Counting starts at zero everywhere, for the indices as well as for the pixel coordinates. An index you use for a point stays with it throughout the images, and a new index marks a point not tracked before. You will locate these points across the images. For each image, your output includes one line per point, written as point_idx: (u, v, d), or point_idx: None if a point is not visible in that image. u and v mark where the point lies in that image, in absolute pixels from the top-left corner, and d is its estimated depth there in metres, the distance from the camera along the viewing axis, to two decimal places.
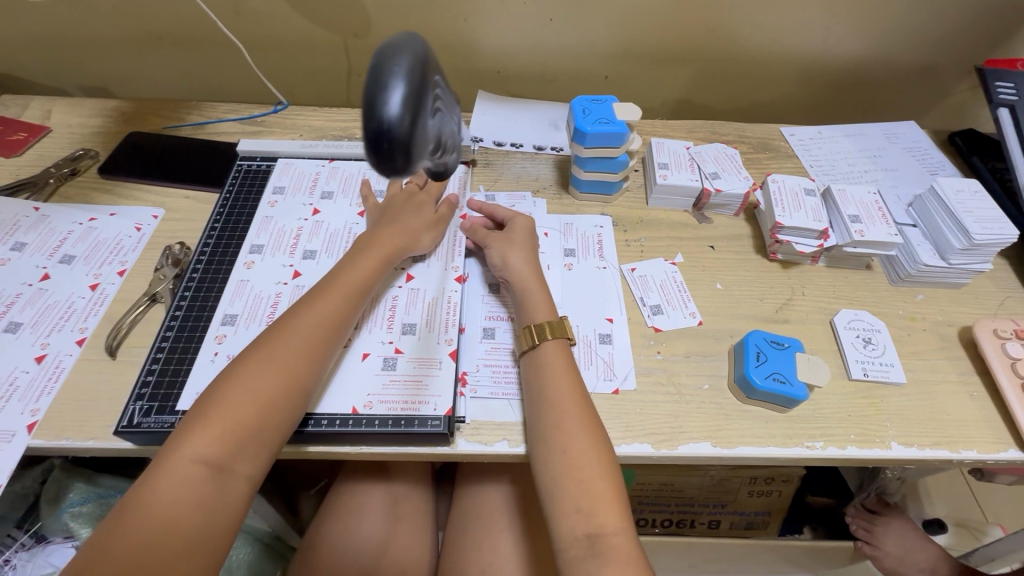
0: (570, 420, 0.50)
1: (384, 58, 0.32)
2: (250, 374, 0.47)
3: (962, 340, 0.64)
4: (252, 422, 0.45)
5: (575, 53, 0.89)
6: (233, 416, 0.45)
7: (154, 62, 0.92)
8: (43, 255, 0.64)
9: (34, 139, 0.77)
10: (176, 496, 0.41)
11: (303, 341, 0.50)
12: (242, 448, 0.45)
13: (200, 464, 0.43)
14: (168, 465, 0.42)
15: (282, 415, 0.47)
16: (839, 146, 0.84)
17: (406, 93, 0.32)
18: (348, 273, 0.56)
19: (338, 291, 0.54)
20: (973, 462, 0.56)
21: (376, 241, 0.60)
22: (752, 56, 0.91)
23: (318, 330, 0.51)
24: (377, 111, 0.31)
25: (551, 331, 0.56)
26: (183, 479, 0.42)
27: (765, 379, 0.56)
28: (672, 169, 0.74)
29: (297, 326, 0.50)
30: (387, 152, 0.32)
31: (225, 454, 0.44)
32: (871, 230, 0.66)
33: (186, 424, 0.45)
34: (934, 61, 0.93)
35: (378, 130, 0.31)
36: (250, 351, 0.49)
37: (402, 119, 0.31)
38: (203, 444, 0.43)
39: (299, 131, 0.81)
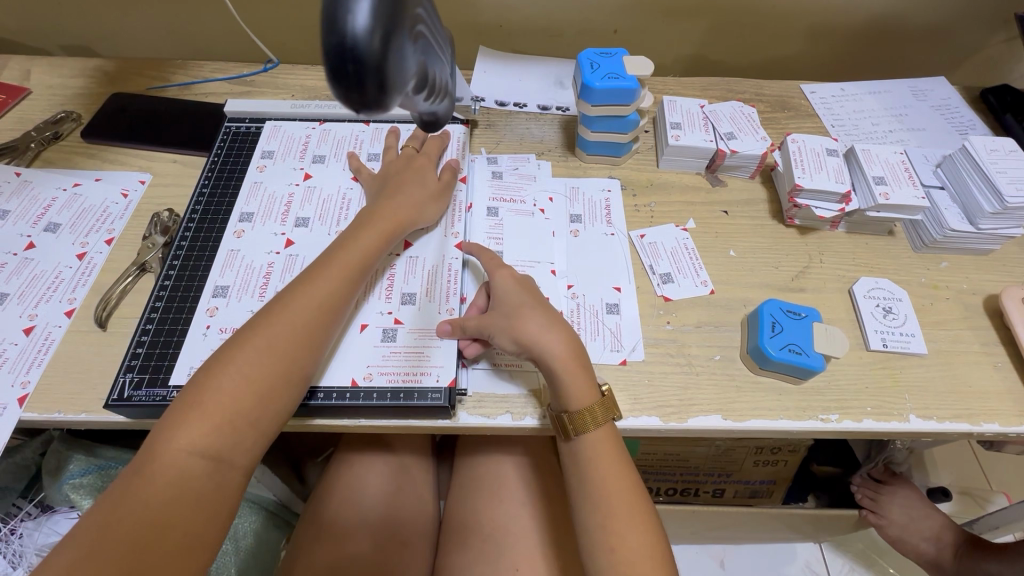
0: (620, 513, 0.47)
1: None
2: (247, 358, 0.44)
3: (988, 309, 0.61)
4: (252, 410, 0.44)
5: (582, 4, 0.84)
6: (232, 404, 0.43)
7: (135, 18, 0.87)
8: (27, 223, 0.61)
9: (13, 101, 0.73)
10: (175, 491, 0.40)
11: (305, 323, 0.47)
12: (242, 438, 0.43)
13: (199, 455, 0.41)
14: (161, 455, 0.40)
15: (282, 402, 0.45)
16: (862, 105, 0.79)
17: (376, 8, 0.29)
18: (347, 248, 0.53)
19: (340, 270, 0.51)
20: (993, 436, 0.54)
21: (378, 214, 0.56)
22: (772, 6, 0.85)
23: (319, 312, 0.48)
24: (343, 24, 0.29)
25: (592, 421, 0.49)
26: (181, 472, 0.40)
27: (780, 349, 0.53)
28: (685, 128, 0.69)
29: (295, 307, 0.48)
30: (352, 74, 0.29)
31: (224, 443, 0.42)
32: (896, 193, 0.62)
33: (178, 412, 0.42)
34: (968, 10, 0.87)
35: (342, 46, 0.29)
36: (245, 332, 0.46)
37: (370, 38, 0.29)
38: (200, 434, 0.41)
39: (290, 92, 0.77)
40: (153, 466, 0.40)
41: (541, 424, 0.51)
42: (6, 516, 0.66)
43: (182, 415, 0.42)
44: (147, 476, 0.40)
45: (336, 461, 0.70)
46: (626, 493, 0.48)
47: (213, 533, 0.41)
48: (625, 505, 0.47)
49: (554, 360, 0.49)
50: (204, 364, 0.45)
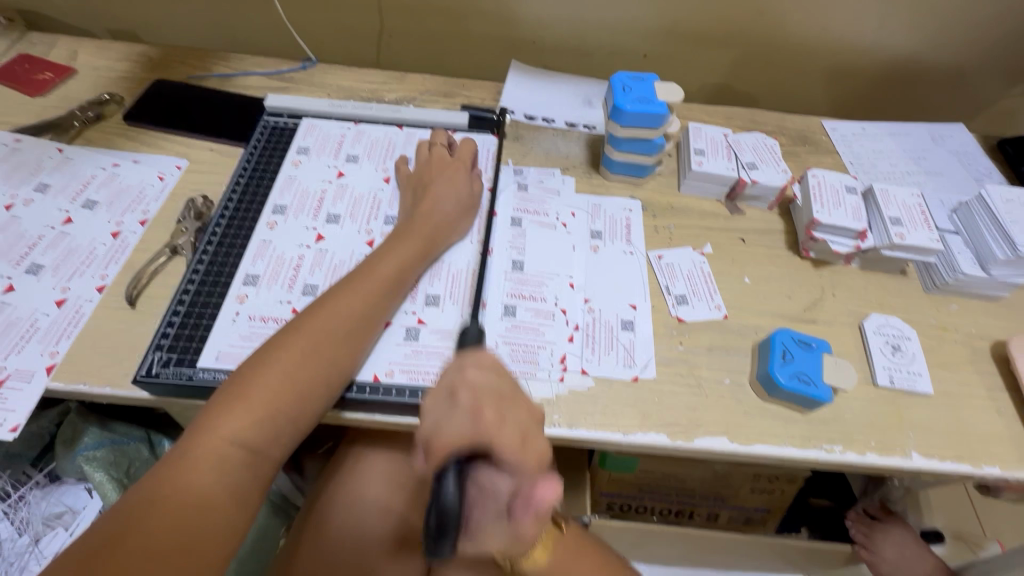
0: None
1: None
2: (289, 357, 0.47)
3: (994, 354, 0.62)
4: (291, 408, 0.46)
5: (615, 27, 0.86)
6: (273, 400, 0.45)
7: (181, 7, 0.89)
8: (66, 198, 0.63)
9: (59, 80, 0.75)
10: (218, 476, 0.41)
11: (343, 330, 0.50)
12: (279, 434, 0.45)
13: (242, 446, 0.43)
14: (204, 443, 0.42)
15: (320, 402, 0.48)
16: (882, 145, 0.81)
17: None
18: (389, 260, 0.55)
19: (378, 281, 0.54)
20: (993, 479, 0.55)
21: (414, 230, 0.59)
22: (799, 43, 0.88)
23: (357, 320, 0.51)
24: None
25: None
26: (224, 460, 0.42)
27: (790, 378, 0.55)
28: (708, 155, 0.71)
29: (337, 313, 0.50)
30: None
31: (264, 436, 0.44)
32: (912, 234, 0.63)
33: (224, 401, 0.44)
34: (988, 62, 0.89)
35: None
36: (290, 331, 0.49)
37: None
38: (244, 424, 0.44)
39: (326, 90, 0.79)
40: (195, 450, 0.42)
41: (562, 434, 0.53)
42: (15, 483, 0.68)
43: (224, 404, 0.44)
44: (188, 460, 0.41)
45: (343, 454, 0.71)
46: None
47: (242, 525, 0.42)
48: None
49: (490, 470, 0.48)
50: (247, 360, 0.48)
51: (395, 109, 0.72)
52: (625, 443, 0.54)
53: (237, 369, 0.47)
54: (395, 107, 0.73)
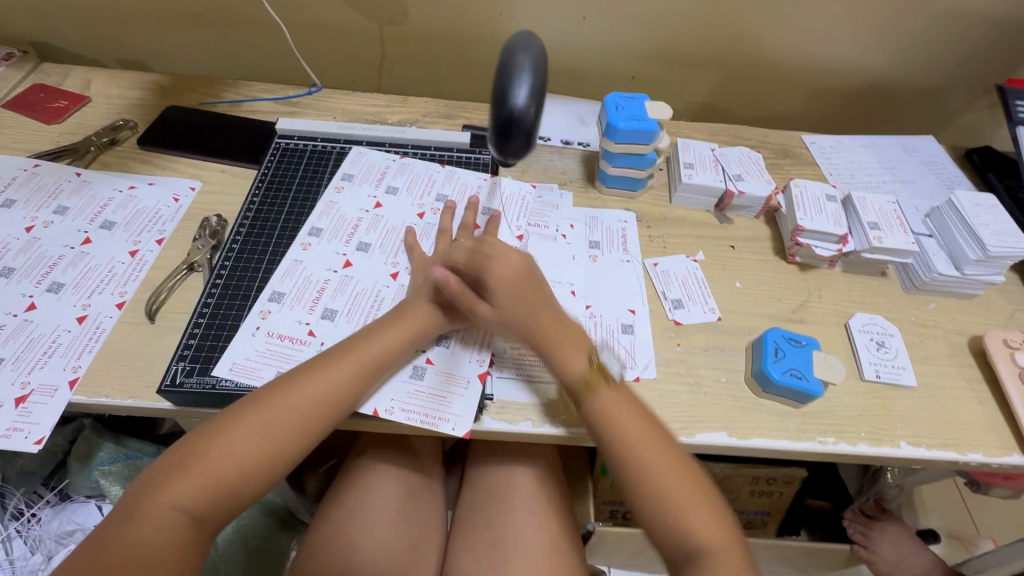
0: (653, 460, 0.51)
1: (511, 55, 0.46)
2: (244, 430, 0.48)
3: (972, 348, 0.66)
4: (235, 479, 0.47)
5: (604, 51, 0.91)
6: (219, 471, 0.47)
7: (190, 37, 0.93)
8: (84, 220, 0.66)
9: (74, 108, 0.78)
10: (152, 540, 0.43)
11: (305, 409, 0.50)
12: (221, 502, 0.47)
13: (181, 512, 0.45)
14: (151, 507, 0.45)
15: (267, 476, 0.49)
16: (858, 157, 0.86)
17: (529, 91, 0.44)
18: (372, 337, 0.54)
19: (356, 360, 0.52)
20: (978, 465, 0.58)
21: (414, 307, 0.57)
22: (777, 63, 0.93)
23: (321, 401, 0.50)
24: (510, 101, 0.44)
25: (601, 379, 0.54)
26: (162, 525, 0.44)
27: (782, 373, 0.58)
28: (697, 168, 0.75)
29: (301, 390, 0.50)
30: (511, 133, 0.45)
31: (203, 505, 0.46)
32: (889, 237, 0.68)
33: (174, 464, 0.47)
34: (953, 78, 0.95)
35: (510, 116, 0.44)
36: (250, 401, 0.49)
37: (527, 109, 0.44)
38: (186, 491, 0.46)
39: (332, 114, 0.83)
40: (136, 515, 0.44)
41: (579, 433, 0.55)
42: (27, 503, 0.69)
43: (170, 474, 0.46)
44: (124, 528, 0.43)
45: (352, 465, 0.73)
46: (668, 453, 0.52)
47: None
48: (665, 469, 0.51)
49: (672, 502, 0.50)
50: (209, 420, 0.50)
51: (401, 130, 0.76)
52: None
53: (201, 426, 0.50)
54: (401, 128, 0.77)
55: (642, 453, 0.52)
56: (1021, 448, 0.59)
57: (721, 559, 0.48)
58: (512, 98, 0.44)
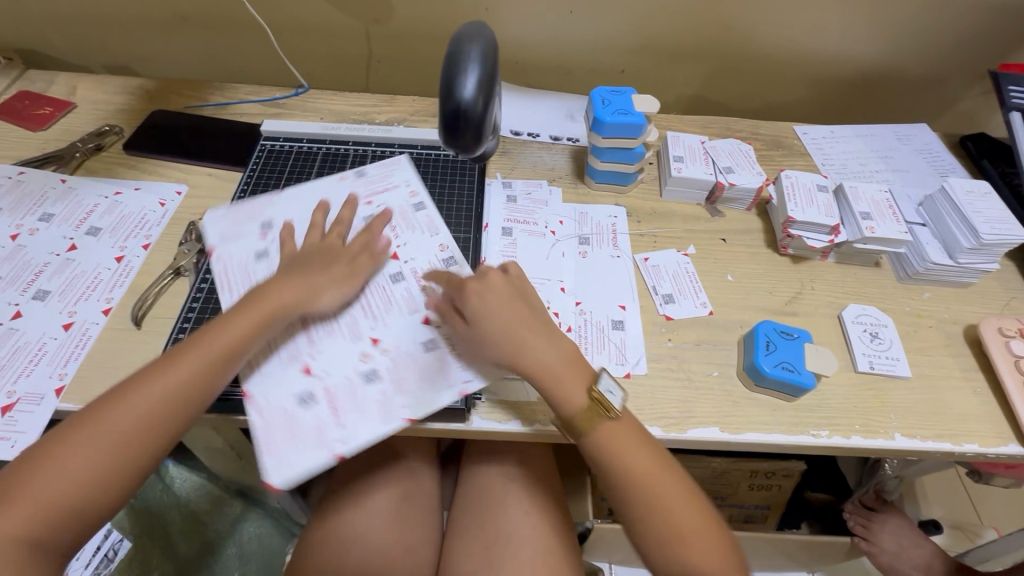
0: (652, 491, 0.50)
1: (461, 48, 0.50)
2: (152, 387, 0.47)
3: (967, 338, 0.65)
4: (139, 434, 0.46)
5: (592, 45, 0.91)
6: (120, 430, 0.45)
7: (176, 41, 0.93)
8: (70, 226, 0.65)
9: (60, 114, 0.78)
10: (49, 498, 0.43)
11: (210, 361, 0.50)
12: (129, 463, 0.46)
13: (83, 480, 0.44)
14: (43, 474, 0.43)
15: (175, 431, 0.48)
16: (850, 146, 0.85)
17: (476, 85, 0.49)
18: (270, 294, 0.55)
19: (256, 316, 0.53)
20: (974, 455, 0.57)
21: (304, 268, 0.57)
22: (767, 54, 0.92)
23: (224, 356, 0.50)
24: (457, 95, 0.48)
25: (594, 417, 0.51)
26: (58, 487, 0.43)
27: (774, 366, 0.57)
28: (686, 162, 0.75)
29: (203, 349, 0.50)
30: (460, 127, 0.50)
31: (107, 467, 0.45)
32: (881, 227, 0.67)
33: (69, 432, 0.45)
34: (947, 64, 0.94)
35: (457, 110, 0.49)
36: (161, 360, 0.49)
37: (472, 102, 0.49)
38: (83, 457, 0.44)
39: (319, 114, 0.82)
40: (59, 460, 0.44)
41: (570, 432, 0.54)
42: None
43: (94, 414, 0.46)
44: (47, 474, 0.43)
45: (345, 468, 0.72)
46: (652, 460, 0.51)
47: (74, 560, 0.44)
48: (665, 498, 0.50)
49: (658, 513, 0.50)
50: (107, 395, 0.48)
51: (388, 130, 0.75)
52: None
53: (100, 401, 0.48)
54: (387, 127, 0.76)
55: (634, 479, 0.50)
56: (1017, 438, 0.58)
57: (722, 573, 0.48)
58: (461, 86, 0.48)
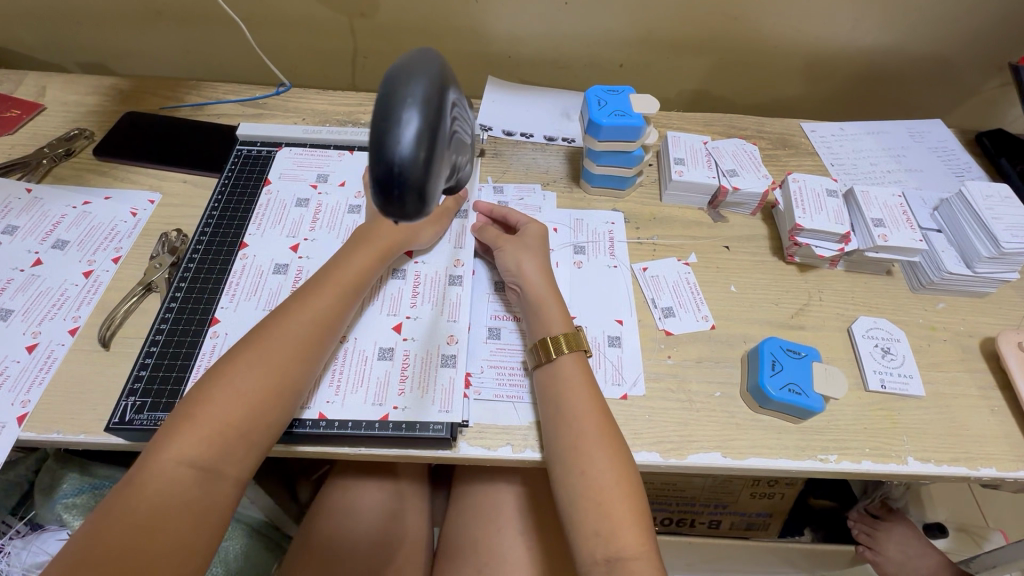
0: (603, 471, 0.47)
1: (398, 81, 0.31)
2: (242, 368, 0.45)
3: (984, 352, 0.62)
4: (241, 420, 0.44)
5: (590, 38, 0.86)
6: (223, 415, 0.43)
7: (152, 37, 0.88)
8: (35, 239, 0.62)
9: (28, 117, 0.74)
10: (161, 496, 0.40)
11: (300, 334, 0.48)
12: (230, 450, 0.43)
13: (187, 466, 0.41)
14: (153, 470, 0.40)
15: (281, 411, 0.46)
16: (861, 145, 0.81)
17: (419, 131, 0.30)
18: (346, 263, 0.55)
19: (337, 283, 0.53)
20: (990, 480, 0.54)
21: (373, 232, 0.58)
22: (775, 46, 0.88)
23: (316, 325, 0.50)
24: (390, 150, 0.30)
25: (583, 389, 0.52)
26: (169, 481, 0.40)
27: (780, 389, 0.54)
28: (688, 164, 0.71)
29: (289, 320, 0.49)
30: (397, 196, 0.30)
31: (213, 454, 0.42)
32: (894, 235, 0.63)
33: (169, 427, 0.43)
34: (963, 56, 0.89)
35: (390, 172, 0.30)
36: (241, 344, 0.48)
37: (415, 159, 0.30)
38: (191, 444, 0.42)
39: (301, 115, 0.78)
40: (201, 413, 0.43)
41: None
42: None
43: (231, 365, 0.46)
44: (190, 427, 0.42)
45: (331, 486, 0.70)
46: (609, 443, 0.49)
47: (214, 522, 0.41)
48: (608, 483, 0.47)
49: (594, 489, 0.47)
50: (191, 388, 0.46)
51: None
52: None
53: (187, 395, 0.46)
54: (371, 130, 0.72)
55: (584, 449, 0.48)
56: None
57: (640, 563, 0.44)
58: (393, 142, 0.29)
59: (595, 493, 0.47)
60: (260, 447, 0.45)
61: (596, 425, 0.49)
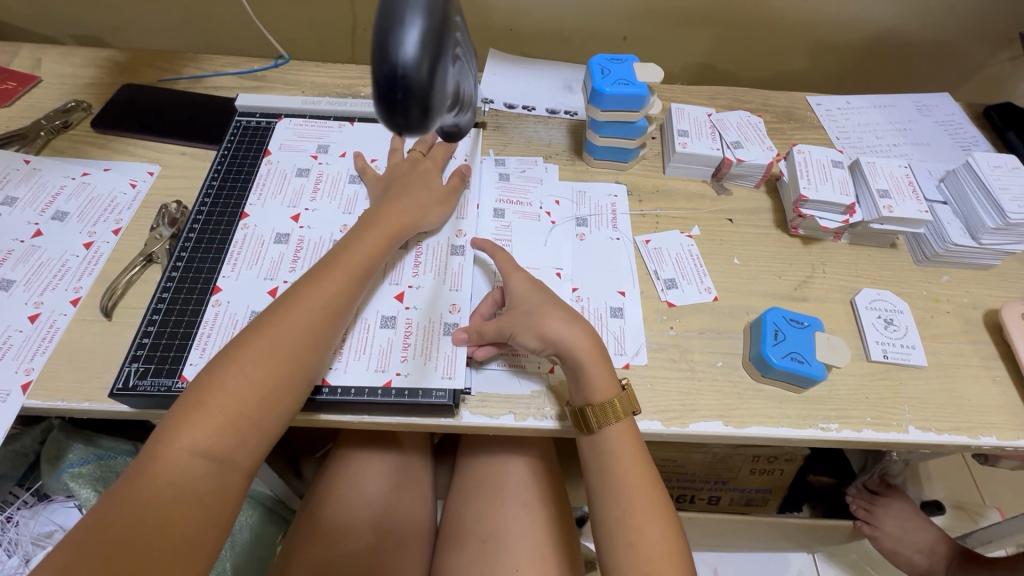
0: (640, 500, 0.47)
1: None
2: (253, 357, 0.44)
3: (987, 324, 0.61)
4: (254, 410, 0.43)
5: (593, 9, 0.84)
6: (236, 404, 0.42)
7: (147, 8, 0.87)
8: (35, 211, 0.61)
9: (24, 89, 0.73)
10: (177, 488, 0.39)
11: (312, 323, 0.47)
12: (245, 439, 0.42)
13: (202, 457, 0.40)
14: (165, 462, 0.39)
15: (292, 400, 0.45)
16: (867, 118, 0.80)
17: (423, 36, 0.29)
18: (357, 248, 0.53)
19: (348, 268, 0.51)
20: (991, 449, 0.54)
21: (384, 216, 0.56)
22: (782, 17, 0.86)
23: (328, 312, 0.48)
24: (393, 53, 0.29)
25: (614, 414, 0.49)
26: (183, 473, 0.39)
27: (782, 358, 0.54)
28: (692, 136, 0.70)
29: (300, 306, 0.47)
30: (400, 101, 0.30)
31: (227, 444, 0.41)
32: (899, 206, 0.62)
33: (178, 414, 0.41)
34: (972, 28, 0.87)
35: (392, 76, 0.29)
36: (250, 330, 0.46)
37: (418, 65, 0.29)
38: (204, 434, 0.40)
39: (300, 87, 0.77)
40: (213, 402, 0.41)
41: (563, 426, 0.52)
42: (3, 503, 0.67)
43: (242, 351, 0.44)
44: (203, 416, 0.41)
45: (335, 458, 0.70)
46: (641, 467, 0.49)
47: (224, 515, 0.41)
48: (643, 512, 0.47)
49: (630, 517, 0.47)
50: (198, 373, 0.44)
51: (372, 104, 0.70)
52: None
53: (194, 379, 0.44)
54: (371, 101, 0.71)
55: (621, 478, 0.48)
56: None
57: None
58: (396, 44, 0.29)
59: (631, 521, 0.47)
60: (271, 436, 0.44)
61: (630, 449, 0.49)
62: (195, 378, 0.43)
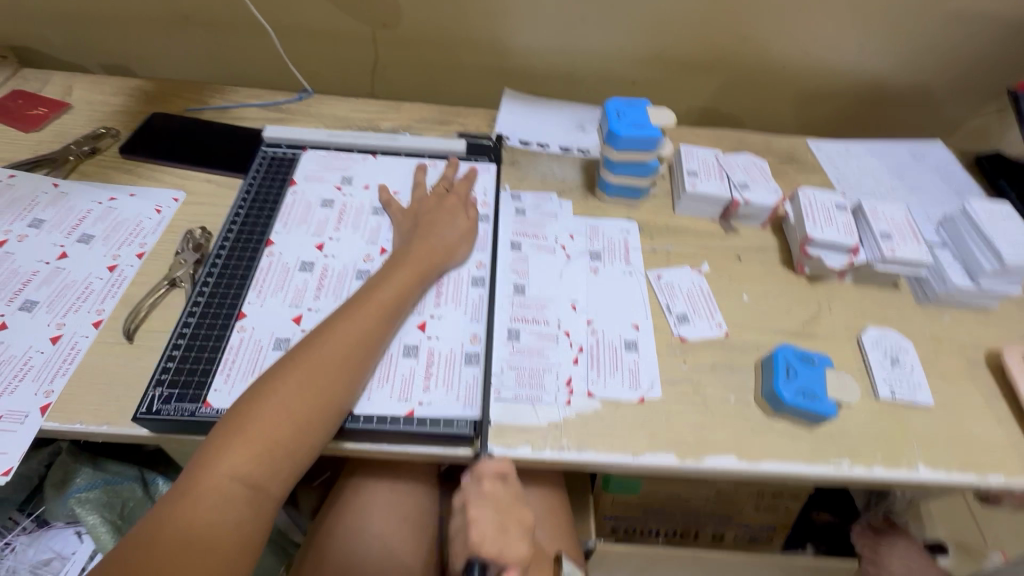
0: None
1: None
2: (290, 389, 0.45)
3: (989, 363, 0.63)
4: (288, 440, 0.44)
5: (604, 55, 0.89)
6: (272, 434, 0.43)
7: (177, 41, 0.90)
8: (61, 233, 0.63)
9: (54, 115, 0.75)
10: (214, 514, 0.40)
11: (344, 357, 0.49)
12: (277, 470, 0.43)
13: (238, 484, 0.41)
14: (204, 487, 0.40)
15: (324, 433, 0.46)
16: (865, 163, 0.84)
17: None
18: (386, 285, 0.55)
19: (379, 306, 0.53)
20: (999, 488, 0.55)
21: (412, 255, 0.59)
22: (782, 67, 0.91)
23: (359, 347, 0.50)
24: None
25: None
26: (221, 499, 0.40)
27: (794, 394, 0.55)
28: (701, 177, 0.73)
29: (333, 341, 0.49)
30: None
31: (262, 473, 0.42)
32: (901, 248, 0.65)
33: (217, 440, 0.43)
34: (961, 81, 0.93)
35: None
36: (286, 362, 0.47)
37: None
38: (242, 462, 0.42)
39: (323, 120, 0.80)
40: (252, 430, 0.43)
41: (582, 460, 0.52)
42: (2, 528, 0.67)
43: (281, 383, 0.46)
44: (242, 444, 0.42)
45: (343, 486, 0.69)
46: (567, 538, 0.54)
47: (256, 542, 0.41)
48: None
49: None
50: (237, 403, 0.46)
51: (395, 138, 0.73)
52: (636, 464, 0.53)
53: (232, 408, 0.46)
54: (393, 136, 0.74)
55: None
56: None
57: None
58: None
59: None
60: (304, 468, 0.45)
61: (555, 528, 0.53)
62: (233, 408, 0.45)
